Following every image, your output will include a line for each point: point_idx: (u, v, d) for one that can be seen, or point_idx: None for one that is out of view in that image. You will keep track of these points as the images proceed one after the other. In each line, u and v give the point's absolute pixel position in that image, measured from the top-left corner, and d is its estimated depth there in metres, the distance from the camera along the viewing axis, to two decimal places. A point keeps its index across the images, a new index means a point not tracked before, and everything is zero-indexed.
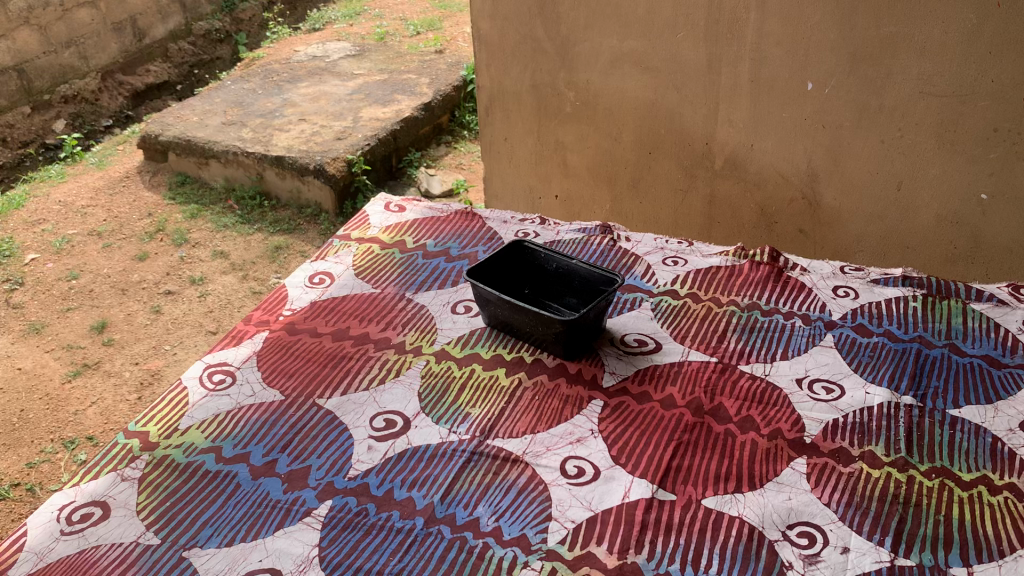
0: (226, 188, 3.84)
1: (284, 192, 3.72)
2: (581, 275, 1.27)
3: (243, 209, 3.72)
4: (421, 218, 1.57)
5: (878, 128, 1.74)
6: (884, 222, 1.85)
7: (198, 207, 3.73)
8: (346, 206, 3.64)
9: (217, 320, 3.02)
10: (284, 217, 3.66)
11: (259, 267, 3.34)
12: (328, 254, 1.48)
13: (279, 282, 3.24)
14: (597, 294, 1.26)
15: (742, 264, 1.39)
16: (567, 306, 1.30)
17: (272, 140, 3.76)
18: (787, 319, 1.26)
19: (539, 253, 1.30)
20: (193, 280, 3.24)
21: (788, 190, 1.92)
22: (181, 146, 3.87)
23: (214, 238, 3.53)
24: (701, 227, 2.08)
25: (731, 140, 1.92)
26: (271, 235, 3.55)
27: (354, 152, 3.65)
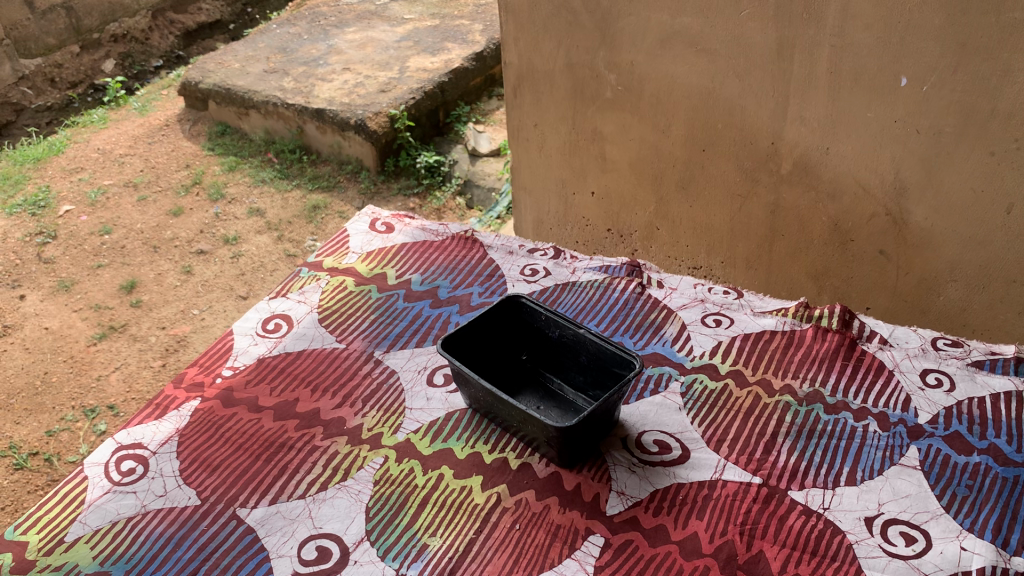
0: (266, 141, 3.60)
1: (325, 146, 3.48)
2: (590, 350, 0.98)
3: (282, 163, 3.49)
4: (410, 242, 1.31)
5: (987, 138, 1.40)
6: (986, 249, 1.51)
7: (236, 159, 3.52)
8: (388, 163, 3.39)
9: (248, 285, 2.81)
10: (323, 173, 3.43)
11: (296, 227, 3.12)
12: (291, 289, 1.22)
13: (314, 245, 3.01)
14: (610, 377, 0.98)
15: (803, 331, 1.09)
16: (571, 385, 1.02)
17: (314, 90, 3.50)
18: (858, 420, 0.97)
19: (540, 316, 1.03)
20: (227, 240, 3.03)
21: (868, 204, 1.59)
22: (220, 95, 3.63)
23: (251, 193, 3.31)
24: (761, 239, 1.77)
25: (802, 141, 1.59)
26: (310, 192, 3.33)
27: (398, 106, 3.36)
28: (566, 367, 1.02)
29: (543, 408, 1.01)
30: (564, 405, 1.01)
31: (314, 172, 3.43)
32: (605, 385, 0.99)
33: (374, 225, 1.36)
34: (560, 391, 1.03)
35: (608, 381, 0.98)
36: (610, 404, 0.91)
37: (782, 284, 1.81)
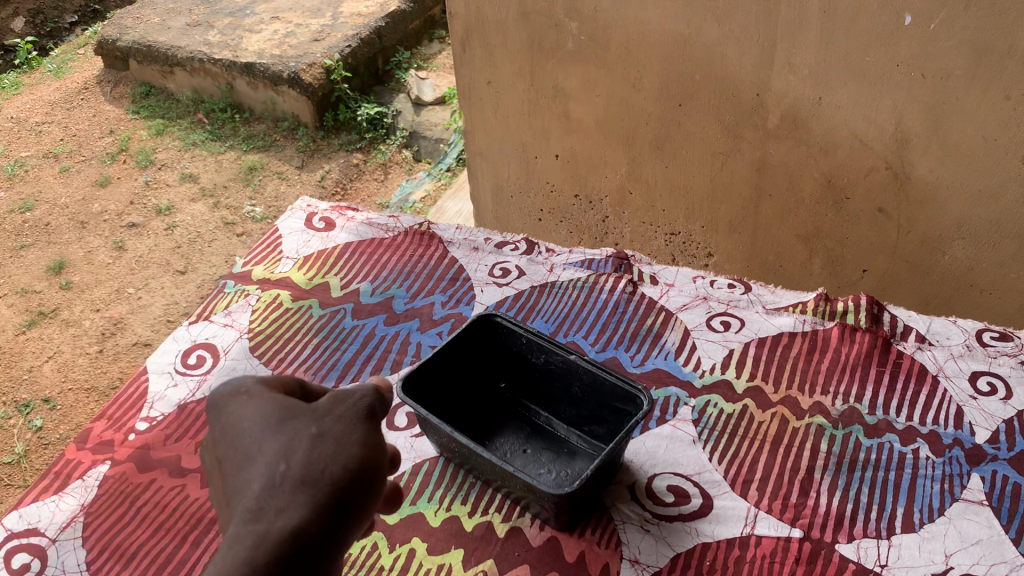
0: (194, 100, 3.32)
1: (258, 103, 3.22)
2: (584, 380, 0.83)
3: (214, 124, 3.21)
4: (354, 242, 1.14)
5: (1002, 79, 1.23)
6: (998, 203, 1.36)
7: (164, 121, 3.23)
8: (326, 117, 3.15)
9: (186, 258, 2.57)
10: (258, 132, 3.18)
11: (232, 192, 2.88)
12: (215, 309, 1.04)
13: (253, 211, 2.81)
14: (609, 411, 0.83)
15: (828, 332, 0.93)
16: (562, 419, 0.87)
17: (242, 43, 3.21)
18: (906, 443, 0.81)
19: (519, 338, 0.87)
20: (160, 210, 2.77)
21: (866, 158, 1.42)
22: (141, 52, 3.32)
23: (183, 158, 3.05)
24: (746, 200, 1.60)
25: (791, 91, 1.41)
26: (245, 153, 3.08)
27: (333, 56, 3.11)
28: (554, 398, 0.87)
29: (530, 449, 0.86)
30: (555, 444, 0.86)
31: (249, 132, 3.18)
32: (603, 420, 0.84)
33: (310, 220, 1.20)
34: (549, 426, 0.88)
35: (607, 416, 0.83)
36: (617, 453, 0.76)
37: (769, 248, 1.65)
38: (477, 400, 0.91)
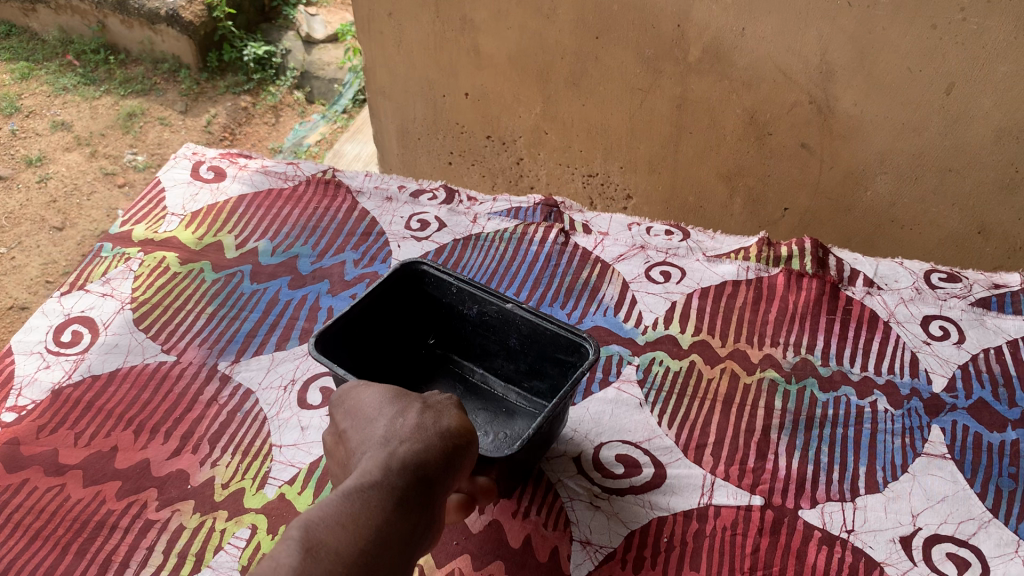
0: (62, 41, 3.04)
1: (133, 43, 2.98)
2: (522, 332, 0.80)
3: (85, 66, 2.95)
4: (249, 195, 1.02)
5: (930, 7, 1.19)
6: (921, 136, 1.33)
7: (29, 64, 2.94)
8: (210, 58, 2.96)
9: (63, 214, 2.38)
10: (136, 75, 2.94)
11: (111, 140, 2.68)
12: (90, 276, 0.91)
13: (136, 160, 2.63)
14: (550, 363, 0.80)
15: (774, 279, 0.90)
16: (499, 376, 0.85)
17: None
18: (863, 396, 0.78)
19: (449, 288, 0.83)
20: (30, 161, 2.56)
21: (790, 91, 1.37)
22: None
23: (53, 104, 2.79)
24: (666, 138, 1.54)
25: (713, 21, 1.34)
26: (123, 98, 2.85)
27: None
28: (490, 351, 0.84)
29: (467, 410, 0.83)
30: (493, 402, 0.84)
31: (126, 75, 2.93)
32: (543, 374, 0.81)
33: (197, 170, 1.06)
34: (485, 383, 0.86)
35: (547, 369, 0.80)
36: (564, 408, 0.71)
37: (689, 187, 1.60)
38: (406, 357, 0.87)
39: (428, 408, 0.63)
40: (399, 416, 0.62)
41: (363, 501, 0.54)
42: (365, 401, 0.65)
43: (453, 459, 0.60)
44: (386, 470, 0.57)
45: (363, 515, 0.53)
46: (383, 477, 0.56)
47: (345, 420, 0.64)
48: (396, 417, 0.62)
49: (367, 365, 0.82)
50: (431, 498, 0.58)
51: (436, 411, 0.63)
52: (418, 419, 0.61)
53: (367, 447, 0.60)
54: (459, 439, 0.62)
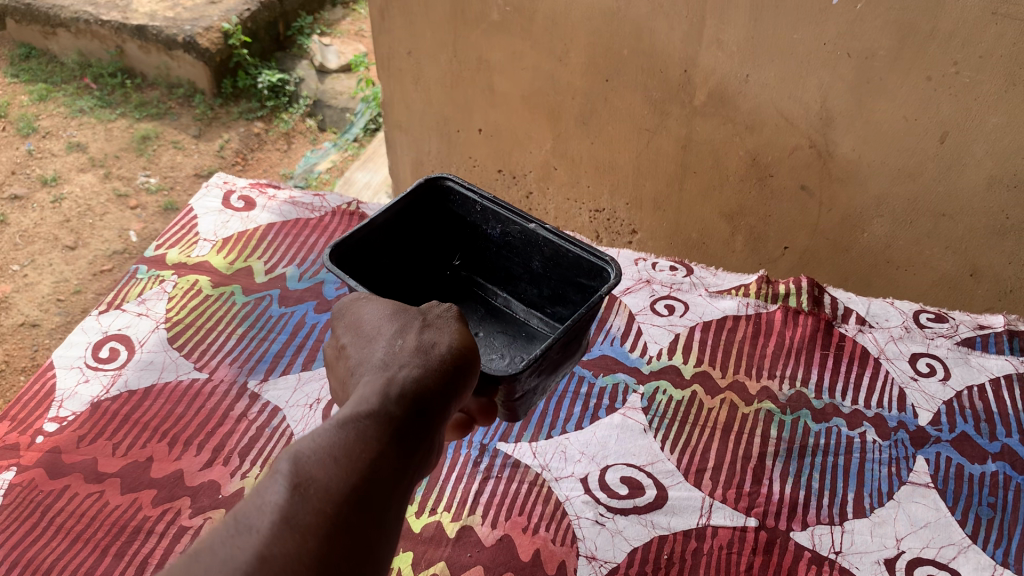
0: (81, 65, 3.23)
1: (150, 68, 3.19)
2: (544, 254, 0.96)
3: (103, 89, 3.15)
4: (278, 222, 1.16)
5: (924, 60, 1.26)
6: (917, 182, 1.39)
7: (46, 86, 3.17)
8: (224, 84, 3.15)
9: (76, 232, 2.60)
10: (151, 98, 3.15)
11: (124, 162, 2.88)
12: (127, 297, 1.04)
13: (147, 183, 2.82)
14: (572, 287, 0.96)
15: (771, 314, 0.99)
16: (522, 299, 1.04)
17: (132, 5, 3.19)
18: (853, 428, 0.87)
19: (474, 208, 0.99)
20: (45, 181, 2.77)
21: (792, 136, 1.43)
22: (19, 11, 3.25)
23: (69, 125, 3.00)
24: (671, 177, 1.60)
25: (719, 67, 1.40)
26: (137, 121, 3.06)
27: (230, 20, 3.12)
28: (512, 274, 1.03)
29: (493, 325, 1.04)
30: (517, 323, 1.04)
31: (141, 99, 3.13)
32: (562, 297, 0.99)
33: (229, 200, 1.19)
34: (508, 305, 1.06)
35: (567, 293, 0.98)
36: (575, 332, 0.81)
37: (693, 224, 1.66)
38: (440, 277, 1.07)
39: (426, 327, 0.70)
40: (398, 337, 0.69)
41: (356, 431, 0.60)
42: (370, 323, 0.72)
43: (450, 383, 0.67)
44: (381, 399, 0.63)
45: (355, 446, 0.59)
46: (378, 406, 0.62)
47: (350, 338, 0.71)
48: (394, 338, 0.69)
49: (410, 282, 1.03)
50: (424, 424, 0.64)
51: (433, 338, 0.69)
52: (416, 342, 0.68)
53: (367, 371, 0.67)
54: (455, 363, 0.68)
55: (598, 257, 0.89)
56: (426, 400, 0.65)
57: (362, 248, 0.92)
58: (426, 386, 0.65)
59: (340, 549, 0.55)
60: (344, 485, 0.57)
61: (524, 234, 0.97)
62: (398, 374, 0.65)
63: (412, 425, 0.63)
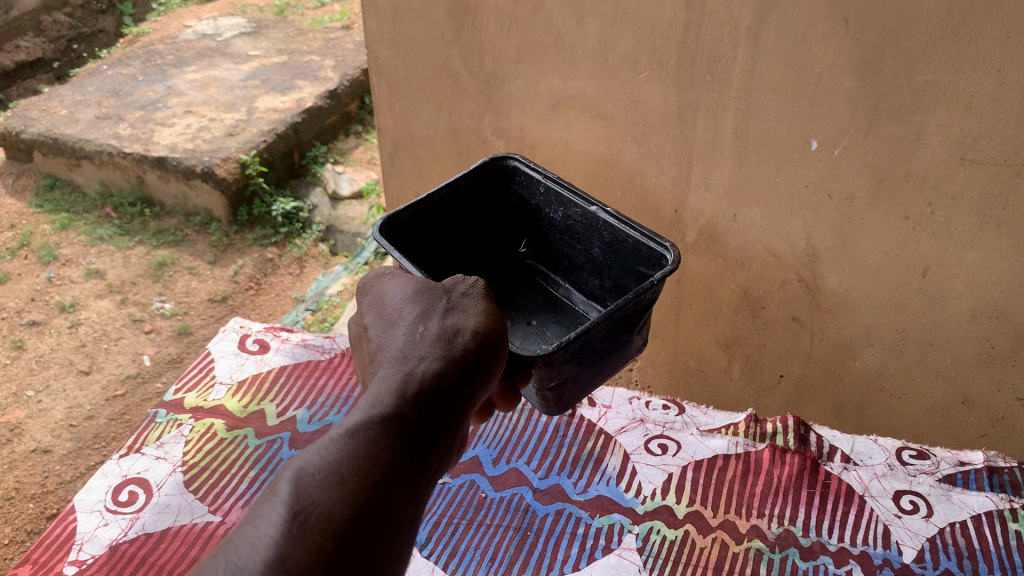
0: (102, 194, 3.44)
1: (169, 197, 3.36)
2: (604, 239, 1.14)
3: (122, 218, 3.34)
4: (289, 365, 1.26)
5: (900, 202, 1.34)
6: (903, 314, 1.44)
7: (69, 215, 3.37)
8: (240, 212, 3.30)
9: (90, 357, 2.74)
10: (168, 226, 3.31)
11: (140, 288, 3.02)
12: (147, 441, 1.13)
13: (162, 308, 2.94)
14: (627, 272, 1.13)
15: (759, 453, 1.10)
16: (579, 291, 1.24)
17: (153, 138, 3.38)
18: (839, 565, 0.95)
19: (540, 194, 1.20)
20: (63, 307, 2.92)
21: (780, 271, 1.52)
22: (47, 145, 3.46)
23: (88, 253, 3.18)
24: (669, 308, 1.72)
25: (707, 209, 1.54)
26: (154, 249, 3.21)
27: (248, 152, 3.30)
28: (574, 262, 1.22)
29: (548, 313, 1.24)
30: (574, 313, 1.23)
31: (158, 226, 3.30)
32: (619, 284, 1.16)
33: (244, 342, 1.30)
34: (567, 296, 1.25)
35: (625, 281, 1.14)
36: (621, 321, 0.97)
37: (691, 353, 1.75)
38: (509, 264, 1.30)
39: (449, 312, 0.83)
40: (421, 324, 0.82)
41: (366, 439, 0.72)
42: (398, 308, 0.86)
43: (465, 370, 0.79)
44: (398, 395, 0.76)
45: (362, 454, 0.71)
46: (389, 408, 0.74)
47: (381, 322, 0.86)
48: (417, 325, 0.82)
49: (470, 254, 1.25)
50: (436, 414, 0.76)
51: (453, 324, 0.82)
52: (439, 330, 0.81)
53: (393, 358, 0.80)
54: (476, 345, 0.80)
55: (655, 243, 1.04)
56: (439, 391, 0.77)
57: (428, 221, 1.15)
58: (439, 378, 0.77)
59: (347, 549, 0.67)
60: (352, 495, 0.69)
61: (583, 219, 1.15)
62: (412, 371, 0.78)
63: (424, 418, 0.75)
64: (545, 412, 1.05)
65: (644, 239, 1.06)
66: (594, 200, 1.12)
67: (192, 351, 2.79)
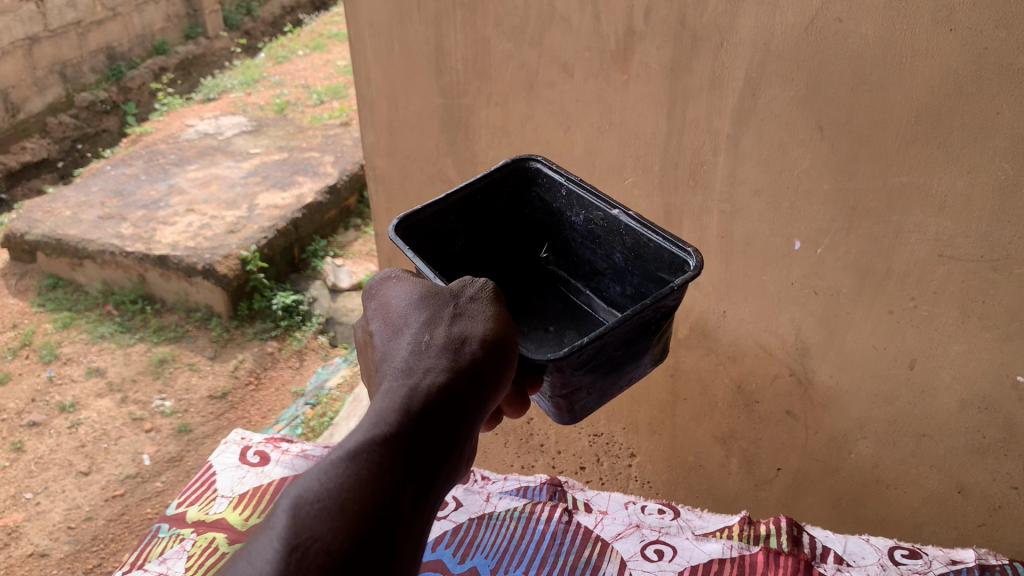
0: (104, 292, 3.49)
1: (170, 294, 3.40)
2: (625, 245, 1.04)
3: (123, 315, 3.39)
4: (289, 474, 1.28)
5: (884, 297, 1.37)
6: (893, 406, 1.45)
7: (71, 314, 3.42)
8: (241, 306, 3.34)
9: (90, 458, 2.75)
10: (169, 323, 3.35)
11: (140, 385, 3.04)
12: (150, 556, 1.16)
13: (161, 406, 2.96)
14: (651, 278, 1.03)
15: (753, 554, 1.11)
16: (602, 297, 1.15)
17: (155, 236, 3.44)
18: None
19: (560, 190, 1.10)
20: (63, 407, 2.95)
21: (771, 365, 1.55)
22: (50, 246, 3.54)
23: (89, 350, 3.21)
24: (664, 404, 1.75)
25: (698, 306, 1.59)
26: (155, 345, 3.25)
27: (249, 248, 3.36)
28: (595, 269, 1.13)
29: (568, 322, 1.16)
30: (593, 322, 1.15)
31: (160, 323, 3.35)
32: (642, 291, 1.06)
33: (245, 454, 1.33)
34: (589, 302, 1.16)
35: (647, 288, 1.05)
36: (639, 327, 0.91)
37: (688, 447, 1.76)
38: (528, 269, 1.21)
39: (456, 319, 0.81)
40: (426, 333, 0.80)
41: (367, 463, 0.72)
42: (403, 312, 0.83)
43: (471, 385, 0.77)
44: (399, 415, 0.74)
45: (363, 480, 0.71)
46: (391, 428, 0.73)
47: (387, 327, 0.84)
48: (422, 335, 0.80)
49: (486, 257, 1.17)
50: (441, 431, 0.75)
51: (461, 333, 0.79)
52: (445, 340, 0.79)
53: (397, 369, 0.78)
54: (483, 357, 0.78)
55: (678, 249, 0.94)
56: (445, 406, 0.75)
57: (438, 223, 1.07)
58: (444, 395, 0.75)
59: None
60: (351, 525, 0.69)
61: (605, 223, 1.06)
62: (415, 386, 0.76)
63: (429, 435, 0.74)
64: (559, 422, 1.02)
65: (668, 243, 0.96)
66: (617, 203, 1.02)
67: (191, 448, 2.80)
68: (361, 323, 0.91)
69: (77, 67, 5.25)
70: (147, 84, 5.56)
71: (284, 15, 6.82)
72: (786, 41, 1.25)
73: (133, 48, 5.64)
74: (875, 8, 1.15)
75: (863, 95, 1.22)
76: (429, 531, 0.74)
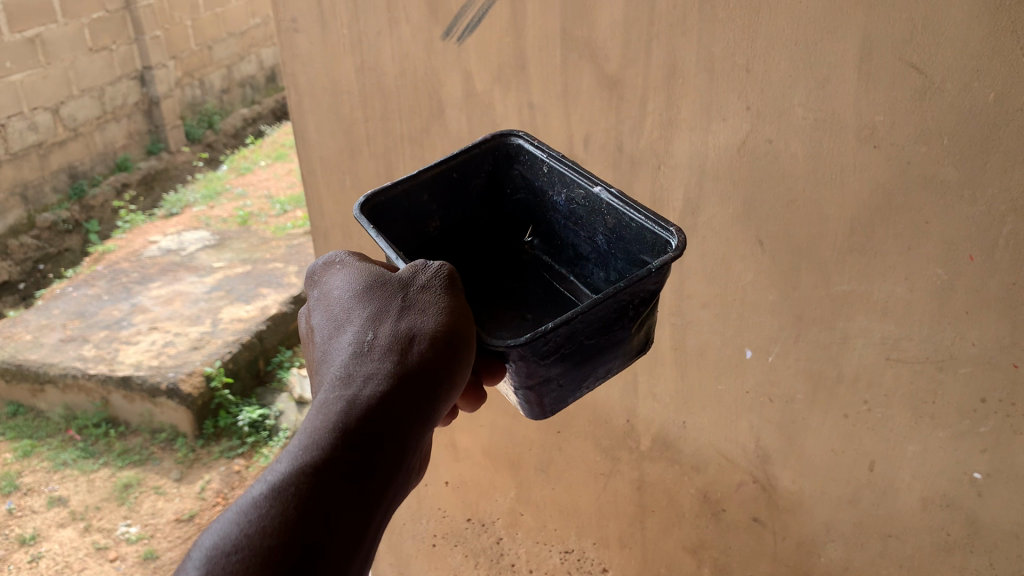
0: (66, 416, 3.43)
1: (134, 415, 3.35)
2: (607, 226, 1.05)
3: (86, 439, 3.34)
4: None
5: (838, 402, 1.38)
6: (857, 507, 1.45)
7: (32, 442, 3.37)
8: (206, 424, 3.30)
9: None
10: (133, 445, 3.30)
11: (104, 513, 2.99)
12: None
13: (126, 533, 2.90)
14: (633, 259, 1.03)
15: None
16: (586, 282, 1.16)
17: (118, 357, 3.41)
18: None
19: (541, 167, 1.11)
20: (23, 540, 2.90)
21: (735, 472, 1.57)
22: (11, 371, 3.47)
23: (51, 478, 3.16)
24: (633, 516, 1.75)
25: (657, 417, 1.62)
26: (119, 469, 3.20)
27: (213, 364, 3.32)
28: (580, 253, 1.14)
29: (550, 308, 1.17)
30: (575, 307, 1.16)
31: (123, 446, 3.30)
32: (621, 271, 1.07)
33: None
34: (574, 290, 1.18)
35: (628, 270, 1.06)
36: (615, 313, 0.91)
37: (659, 559, 1.75)
38: (513, 255, 1.23)
39: (406, 315, 0.89)
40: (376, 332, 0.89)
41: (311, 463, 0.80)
42: (356, 307, 0.92)
43: (415, 391, 0.85)
44: (345, 418, 0.83)
45: (306, 489, 0.79)
46: (338, 428, 0.82)
47: (341, 320, 0.93)
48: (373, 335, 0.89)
49: (466, 240, 1.19)
50: (388, 431, 0.84)
51: (408, 332, 0.88)
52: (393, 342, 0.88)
53: (348, 368, 0.87)
54: (429, 359, 0.86)
55: (662, 228, 0.94)
56: (388, 408, 0.84)
57: (412, 201, 1.08)
58: (388, 398, 0.84)
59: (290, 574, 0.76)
60: (298, 533, 0.77)
61: (587, 202, 1.06)
62: (361, 388, 0.85)
63: (372, 434, 0.83)
64: (533, 417, 1.03)
65: (651, 223, 0.96)
66: (600, 180, 1.03)
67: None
68: (306, 316, 1.00)
69: (39, 188, 5.25)
70: (109, 202, 5.60)
71: (246, 127, 6.92)
72: (720, 163, 1.30)
73: (96, 166, 5.65)
74: (802, 129, 1.20)
75: (798, 210, 1.26)
76: (377, 519, 0.84)
